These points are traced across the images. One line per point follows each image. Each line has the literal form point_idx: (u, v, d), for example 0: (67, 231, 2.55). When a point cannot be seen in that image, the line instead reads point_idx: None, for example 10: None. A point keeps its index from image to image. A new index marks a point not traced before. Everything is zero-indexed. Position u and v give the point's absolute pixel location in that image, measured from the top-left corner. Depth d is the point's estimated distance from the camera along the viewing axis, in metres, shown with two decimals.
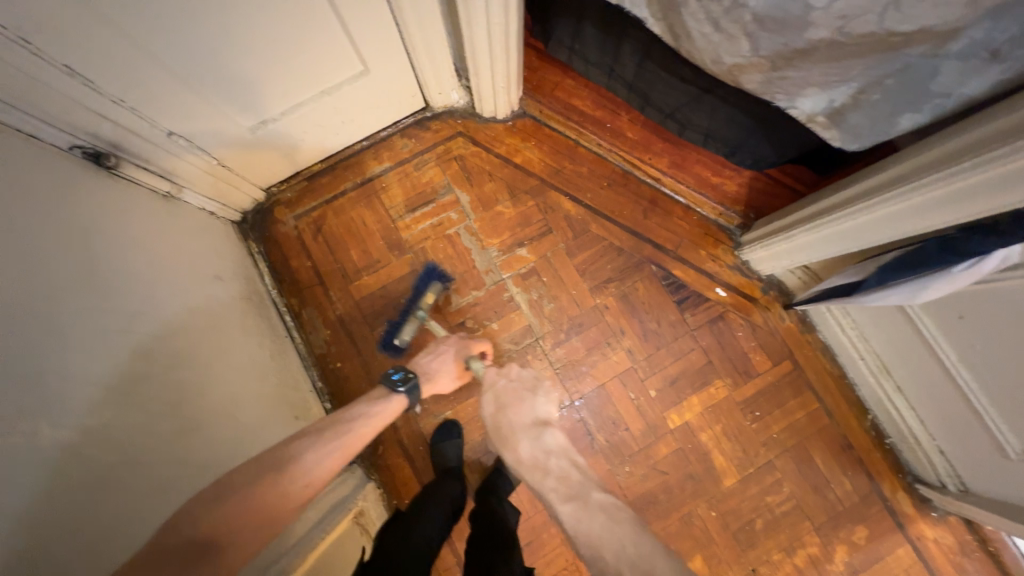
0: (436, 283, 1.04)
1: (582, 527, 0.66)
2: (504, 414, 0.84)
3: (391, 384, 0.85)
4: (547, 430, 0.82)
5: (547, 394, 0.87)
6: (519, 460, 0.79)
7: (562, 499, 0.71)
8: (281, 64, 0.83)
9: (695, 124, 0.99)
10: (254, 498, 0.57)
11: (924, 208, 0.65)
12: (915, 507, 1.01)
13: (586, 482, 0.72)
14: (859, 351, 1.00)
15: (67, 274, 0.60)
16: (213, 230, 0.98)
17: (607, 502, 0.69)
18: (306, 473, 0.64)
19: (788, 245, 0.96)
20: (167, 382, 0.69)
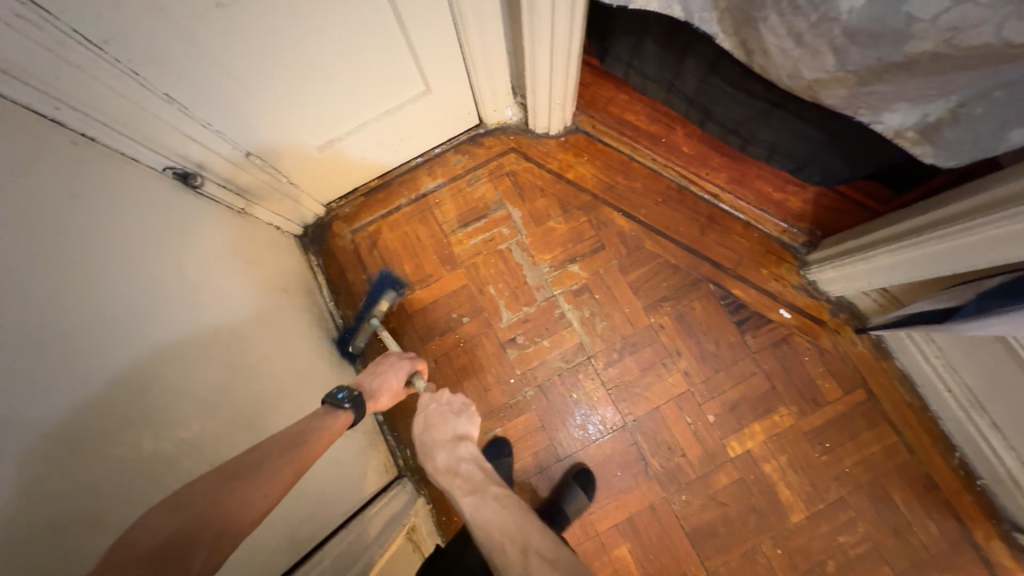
0: (389, 291, 1.01)
1: (479, 517, 0.66)
2: (426, 428, 0.78)
3: (335, 403, 0.73)
4: (461, 441, 0.77)
5: (472, 415, 0.80)
6: (432, 467, 0.74)
7: (464, 494, 0.69)
8: (349, 85, 0.86)
9: (761, 139, 0.95)
10: (211, 504, 0.49)
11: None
12: (1015, 559, 0.91)
13: (489, 477, 0.72)
14: (946, 382, 0.92)
15: (161, 292, 0.64)
16: (279, 245, 1.02)
17: (506, 493, 0.69)
18: (270, 479, 0.55)
19: (865, 267, 0.89)
20: (241, 394, 0.72)
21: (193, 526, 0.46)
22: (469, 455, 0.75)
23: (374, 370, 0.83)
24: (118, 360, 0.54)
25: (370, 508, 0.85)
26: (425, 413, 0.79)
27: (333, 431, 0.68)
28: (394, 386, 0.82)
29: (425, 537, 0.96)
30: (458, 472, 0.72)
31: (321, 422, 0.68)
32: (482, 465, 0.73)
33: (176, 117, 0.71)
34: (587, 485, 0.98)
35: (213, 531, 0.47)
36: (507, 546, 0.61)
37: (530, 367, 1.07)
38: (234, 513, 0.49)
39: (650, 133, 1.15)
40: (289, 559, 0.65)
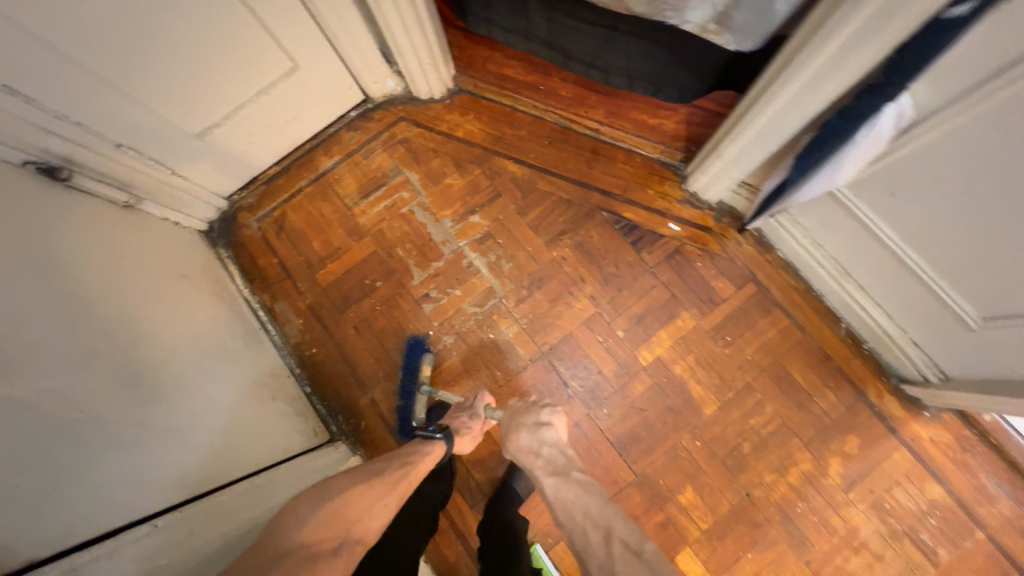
0: (426, 354, 1.06)
1: (561, 496, 0.73)
2: (511, 418, 0.88)
3: (428, 434, 0.87)
4: (543, 427, 0.85)
5: (555, 408, 0.89)
6: (515, 447, 0.83)
7: (546, 474, 0.77)
8: (211, 70, 0.89)
9: (616, 67, 1.01)
10: (339, 508, 0.61)
11: (830, 66, 0.65)
12: (906, 410, 0.99)
13: (571, 463, 0.79)
14: (817, 260, 1.00)
15: (20, 257, 0.62)
16: (178, 238, 1.04)
17: (586, 480, 0.75)
18: (388, 492, 0.69)
19: (721, 164, 0.96)
20: (134, 359, 0.72)
21: (330, 521, 0.59)
22: (551, 440, 0.83)
23: (453, 417, 0.93)
24: None
25: (294, 460, 0.89)
26: (511, 410, 0.90)
27: (434, 456, 0.81)
28: (474, 426, 0.91)
29: None
30: (540, 454, 0.80)
31: (426, 447, 0.81)
32: (563, 450, 0.81)
33: (25, 110, 0.73)
34: None
35: (343, 533, 0.59)
36: (589, 532, 0.67)
37: (446, 317, 1.11)
38: (364, 517, 0.63)
39: (527, 83, 1.21)
40: (179, 495, 0.67)
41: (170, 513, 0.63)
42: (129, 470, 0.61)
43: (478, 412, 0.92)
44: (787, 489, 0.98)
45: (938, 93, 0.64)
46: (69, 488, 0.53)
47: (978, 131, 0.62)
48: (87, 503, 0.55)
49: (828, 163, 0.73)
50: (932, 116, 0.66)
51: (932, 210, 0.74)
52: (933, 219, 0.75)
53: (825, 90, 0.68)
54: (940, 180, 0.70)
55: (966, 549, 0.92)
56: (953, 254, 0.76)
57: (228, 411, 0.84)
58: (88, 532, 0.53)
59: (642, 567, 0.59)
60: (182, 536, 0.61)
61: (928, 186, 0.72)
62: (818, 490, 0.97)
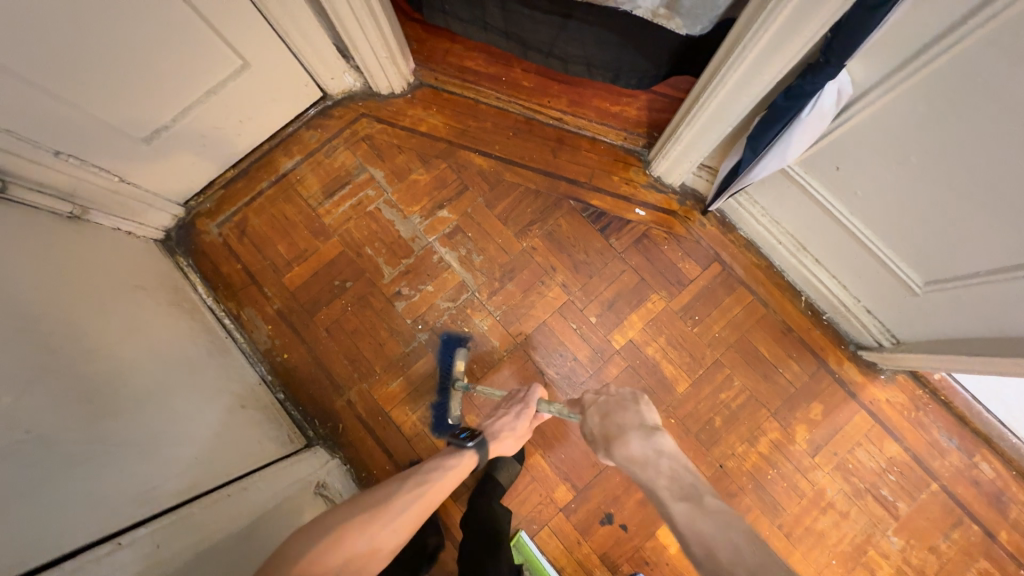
0: (461, 350, 1.05)
1: (697, 527, 0.56)
2: (607, 417, 0.77)
3: (459, 441, 0.81)
4: (655, 433, 0.71)
5: (651, 405, 0.78)
6: (623, 455, 0.70)
7: (675, 498, 0.61)
8: (156, 71, 0.85)
9: (574, 56, 1.02)
10: (345, 538, 0.60)
11: (772, 47, 0.67)
12: (863, 374, 1.04)
13: (703, 487, 0.62)
14: (776, 237, 1.03)
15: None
16: (130, 248, 1.00)
17: (725, 510, 0.58)
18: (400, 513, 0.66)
19: (680, 147, 0.98)
20: (87, 375, 0.69)
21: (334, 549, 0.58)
22: (668, 449, 0.69)
23: (498, 414, 0.89)
24: None
25: (269, 468, 0.88)
26: (601, 406, 0.79)
27: (461, 470, 0.77)
28: (518, 425, 0.87)
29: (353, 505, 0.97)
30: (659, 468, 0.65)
31: (452, 459, 0.78)
32: (687, 466, 0.66)
33: None
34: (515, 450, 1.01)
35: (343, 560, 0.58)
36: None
37: (419, 314, 1.10)
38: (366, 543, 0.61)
39: (488, 75, 1.21)
40: (145, 512, 0.64)
41: (136, 528, 0.61)
42: (86, 489, 0.59)
43: (529, 407, 0.88)
44: (757, 458, 1.02)
45: (871, 71, 0.68)
46: (22, 510, 0.51)
47: (911, 103, 0.66)
48: (40, 524, 0.52)
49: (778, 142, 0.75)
50: (868, 92, 0.69)
51: (874, 183, 0.78)
52: (878, 191, 0.79)
53: (770, 71, 0.70)
54: (879, 154, 0.75)
55: (922, 500, 0.99)
56: (896, 225, 0.81)
57: (194, 422, 0.81)
58: (46, 555, 0.51)
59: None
60: (149, 551, 0.60)
61: (870, 161, 0.76)
62: (786, 457, 1.02)
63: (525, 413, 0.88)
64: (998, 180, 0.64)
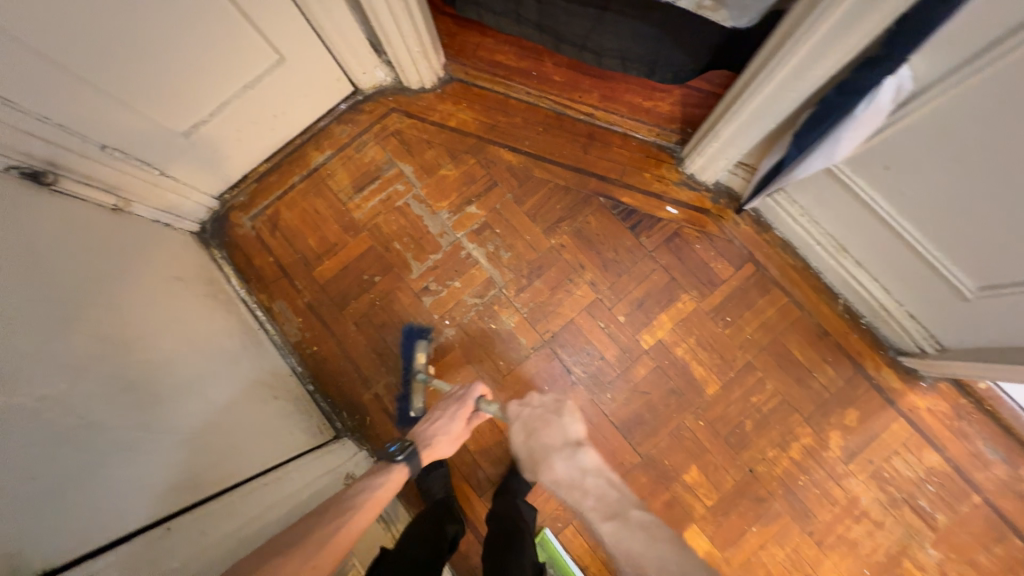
0: (421, 342, 1.06)
1: (623, 545, 0.65)
2: (533, 435, 0.81)
3: (390, 455, 0.79)
4: (577, 449, 0.79)
5: (573, 412, 0.83)
6: (553, 479, 0.77)
7: (602, 518, 0.70)
8: (196, 66, 0.87)
9: (608, 49, 0.99)
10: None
11: (827, 40, 0.64)
12: (903, 381, 1.01)
13: (625, 501, 0.71)
14: (814, 237, 1.00)
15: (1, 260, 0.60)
16: (170, 240, 1.02)
17: (649, 522, 0.67)
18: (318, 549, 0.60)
19: (717, 144, 0.96)
20: (133, 364, 0.71)
21: None
22: (592, 466, 0.76)
23: (431, 417, 0.86)
24: None
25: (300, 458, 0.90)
26: (524, 423, 0.83)
27: (389, 489, 0.74)
28: (454, 427, 0.85)
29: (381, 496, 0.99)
30: (586, 489, 0.74)
31: (377, 479, 0.75)
32: (610, 481, 0.75)
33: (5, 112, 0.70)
34: None
35: None
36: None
37: (447, 309, 1.10)
38: None
39: (519, 69, 1.19)
40: (189, 499, 0.66)
41: (180, 516, 0.63)
42: (135, 475, 0.61)
43: (468, 404, 0.85)
44: (789, 463, 1.00)
45: (934, 66, 0.64)
46: (76, 496, 0.53)
47: (973, 100, 0.63)
48: (94, 508, 0.54)
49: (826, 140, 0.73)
50: (929, 88, 0.66)
51: (928, 183, 0.75)
52: (931, 192, 0.75)
53: (822, 65, 0.68)
54: (935, 153, 0.71)
55: (963, 513, 0.95)
56: (949, 227, 0.77)
57: (230, 412, 0.84)
58: (101, 539, 0.53)
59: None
60: (195, 538, 0.62)
61: (924, 160, 0.73)
62: (819, 463, 0.99)
63: (462, 414, 0.86)
64: None
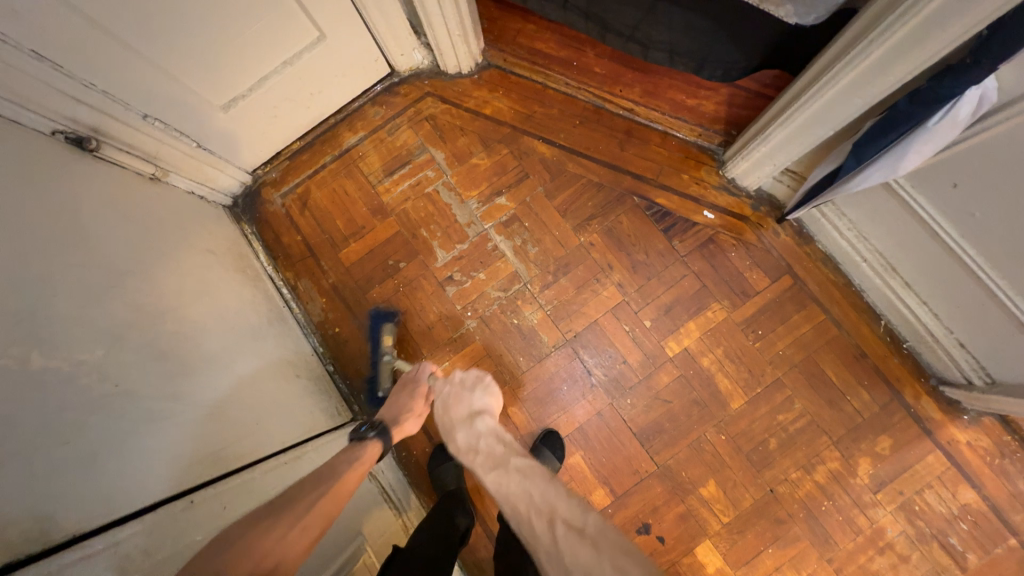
0: (387, 324, 1.07)
1: (502, 491, 0.61)
2: (446, 411, 0.82)
3: (359, 434, 0.78)
4: (478, 417, 0.78)
5: (486, 389, 0.85)
6: (455, 449, 0.75)
7: (487, 469, 0.66)
8: (239, 40, 0.86)
9: (657, 42, 0.95)
10: (245, 543, 0.51)
11: (906, 44, 0.59)
12: (943, 412, 0.96)
13: (511, 450, 0.68)
14: (861, 254, 0.95)
15: (44, 225, 0.60)
16: (204, 212, 1.04)
17: (525, 461, 0.65)
18: (301, 514, 0.57)
19: (766, 149, 0.91)
20: (165, 334, 0.72)
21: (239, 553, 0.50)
22: (487, 429, 0.75)
23: (393, 400, 0.88)
24: (18, 282, 0.53)
25: (317, 439, 0.90)
26: (441, 402, 0.84)
27: (368, 460, 0.72)
28: (415, 404, 0.86)
29: (395, 484, 0.99)
30: (477, 449, 0.71)
31: (358, 452, 0.73)
32: (501, 438, 0.72)
33: (53, 77, 0.71)
34: (556, 448, 0.99)
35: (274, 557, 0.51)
36: (534, 521, 0.55)
37: (469, 300, 1.09)
38: (293, 540, 0.54)
39: (559, 58, 1.15)
40: (212, 471, 0.67)
41: (205, 488, 0.64)
42: (163, 443, 0.62)
43: (420, 385, 0.89)
44: (812, 487, 0.96)
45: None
46: (107, 461, 0.54)
47: None
48: (124, 474, 0.55)
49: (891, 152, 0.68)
50: (1017, 102, 0.60)
51: (1001, 204, 0.69)
52: (1001, 215, 0.70)
53: (897, 71, 0.63)
54: (1015, 173, 0.65)
55: (997, 555, 0.90)
56: (1018, 254, 0.71)
57: (254, 387, 0.85)
58: (128, 506, 0.54)
59: (587, 545, 0.50)
60: (216, 511, 0.63)
61: (1000, 181, 0.68)
62: (844, 489, 0.95)
63: (419, 392, 0.88)
64: None
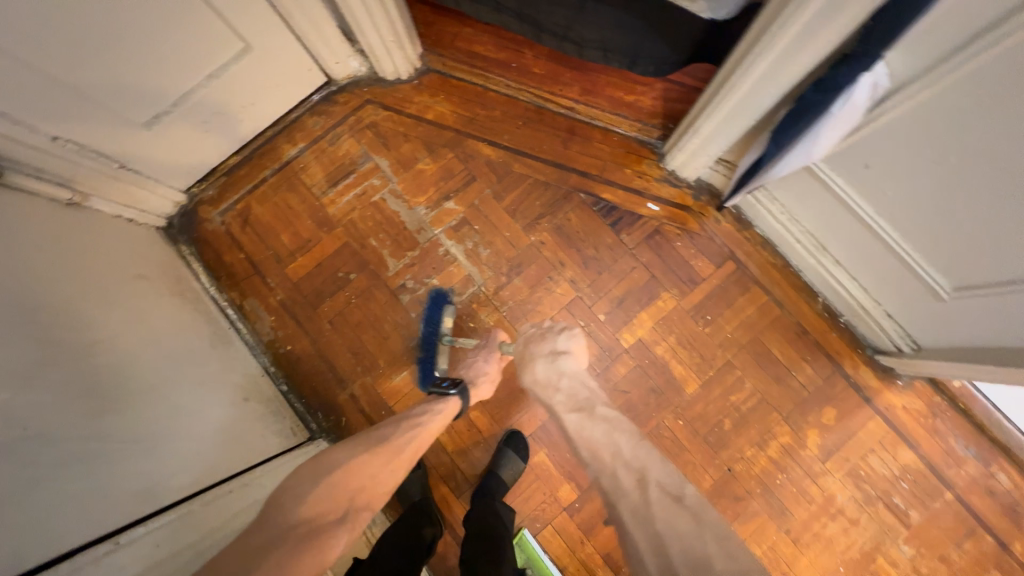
0: (447, 306, 1.02)
1: (584, 433, 0.71)
2: (526, 346, 0.86)
3: (442, 389, 0.83)
4: (560, 357, 0.82)
5: (571, 332, 0.86)
6: (531, 379, 0.81)
7: (568, 409, 0.75)
8: (157, 54, 0.82)
9: (590, 40, 0.97)
10: (345, 479, 0.63)
11: (805, 35, 0.63)
12: (880, 379, 1.01)
13: (594, 398, 0.77)
14: (794, 236, 0.99)
15: None
16: (133, 236, 0.99)
17: (611, 415, 0.73)
18: (392, 454, 0.69)
19: (697, 141, 0.94)
20: (89, 367, 0.68)
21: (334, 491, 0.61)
22: (569, 372, 0.80)
23: (469, 361, 0.92)
24: None
25: (269, 463, 0.86)
26: (525, 338, 0.88)
27: (448, 414, 0.80)
28: (490, 368, 0.90)
29: None
30: (559, 388, 0.78)
31: (438, 405, 0.80)
32: (584, 385, 0.79)
33: None
34: (519, 448, 0.99)
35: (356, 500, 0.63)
36: (620, 473, 0.64)
37: (424, 308, 1.08)
38: (373, 482, 0.66)
39: (498, 60, 1.16)
40: (143, 509, 0.64)
41: (133, 528, 0.60)
42: (83, 487, 0.58)
43: (494, 350, 0.92)
44: (767, 462, 1.00)
45: (912, 63, 0.63)
46: (18, 512, 0.50)
47: (950, 100, 0.62)
48: (36, 524, 0.51)
49: (804, 137, 0.72)
50: (906, 86, 0.65)
51: (906, 181, 0.74)
52: (907, 191, 0.75)
53: (802, 60, 0.66)
54: (914, 153, 0.70)
55: (935, 509, 0.96)
56: (925, 227, 0.77)
57: (196, 415, 0.81)
58: (41, 558, 0.50)
59: (688, 517, 0.57)
60: (147, 552, 0.59)
61: (903, 161, 0.72)
62: (796, 461, 0.99)
63: (493, 356, 0.91)
64: None
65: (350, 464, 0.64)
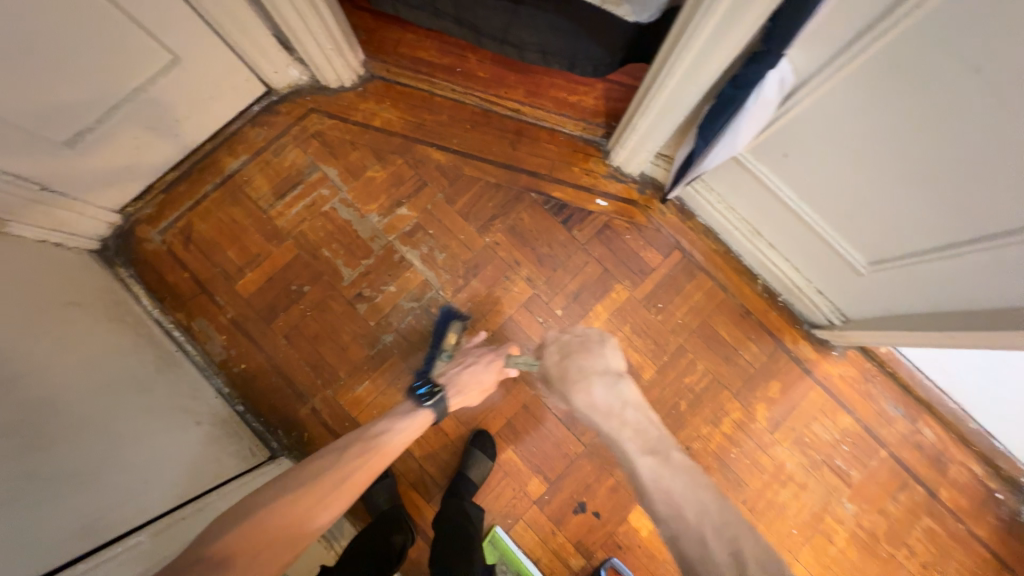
0: (455, 323, 1.05)
1: (661, 481, 0.70)
2: (576, 366, 0.86)
3: (417, 399, 0.86)
4: (620, 384, 0.83)
5: (615, 348, 0.89)
6: (590, 403, 0.81)
7: (641, 451, 0.74)
8: (75, 69, 0.78)
9: (528, 43, 0.99)
10: (270, 517, 0.62)
11: (716, 35, 0.67)
12: (817, 351, 1.09)
13: (664, 441, 0.76)
14: (731, 222, 1.06)
15: None
16: (62, 261, 0.93)
17: (687, 465, 0.72)
18: (329, 489, 0.68)
19: (636, 138, 0.99)
20: (16, 401, 0.64)
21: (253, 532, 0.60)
22: (633, 402, 0.81)
23: (466, 364, 0.93)
24: None
25: (225, 487, 0.84)
26: (567, 354, 0.89)
27: (404, 439, 0.80)
28: (487, 377, 0.92)
29: None
30: (626, 422, 0.78)
31: (397, 426, 0.81)
32: (649, 419, 0.79)
33: None
34: (486, 447, 1.00)
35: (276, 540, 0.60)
36: (708, 541, 0.62)
37: (383, 315, 1.07)
38: (300, 520, 0.64)
39: (442, 65, 1.17)
40: (84, 546, 0.61)
41: (73, 566, 0.58)
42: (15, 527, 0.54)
43: (498, 359, 0.93)
44: (721, 438, 1.05)
45: (813, 59, 0.69)
46: None
47: (846, 91, 0.68)
48: None
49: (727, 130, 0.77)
50: (810, 80, 0.71)
51: (819, 167, 0.81)
52: (821, 176, 0.82)
53: (718, 58, 0.71)
54: (822, 140, 0.77)
55: (873, 467, 1.05)
56: (838, 208, 0.84)
57: (142, 443, 0.77)
58: None
59: None
60: None
61: (815, 148, 0.79)
62: (748, 435, 1.05)
63: (495, 364, 0.92)
64: (935, 166, 0.66)
65: (269, 505, 0.63)
